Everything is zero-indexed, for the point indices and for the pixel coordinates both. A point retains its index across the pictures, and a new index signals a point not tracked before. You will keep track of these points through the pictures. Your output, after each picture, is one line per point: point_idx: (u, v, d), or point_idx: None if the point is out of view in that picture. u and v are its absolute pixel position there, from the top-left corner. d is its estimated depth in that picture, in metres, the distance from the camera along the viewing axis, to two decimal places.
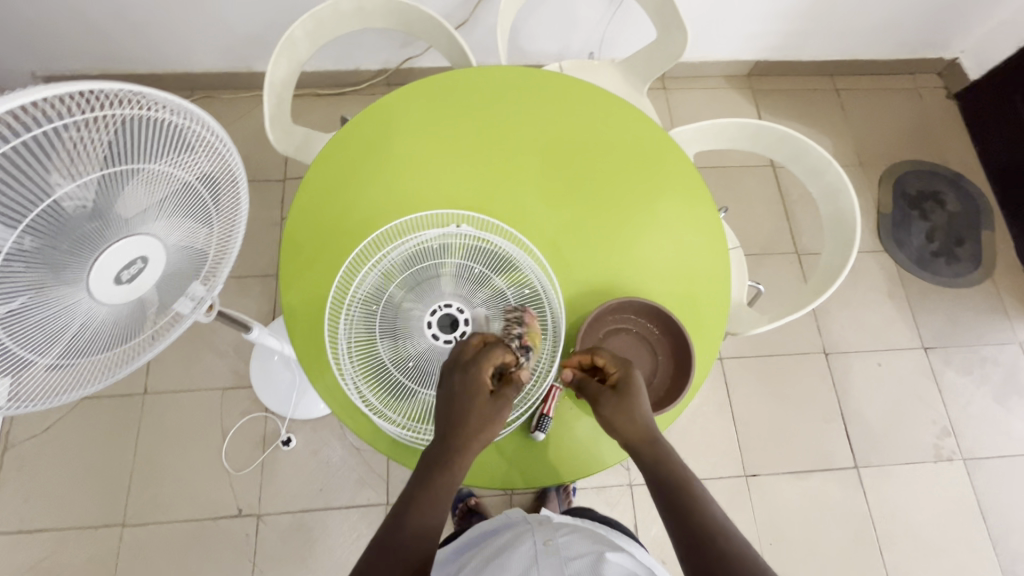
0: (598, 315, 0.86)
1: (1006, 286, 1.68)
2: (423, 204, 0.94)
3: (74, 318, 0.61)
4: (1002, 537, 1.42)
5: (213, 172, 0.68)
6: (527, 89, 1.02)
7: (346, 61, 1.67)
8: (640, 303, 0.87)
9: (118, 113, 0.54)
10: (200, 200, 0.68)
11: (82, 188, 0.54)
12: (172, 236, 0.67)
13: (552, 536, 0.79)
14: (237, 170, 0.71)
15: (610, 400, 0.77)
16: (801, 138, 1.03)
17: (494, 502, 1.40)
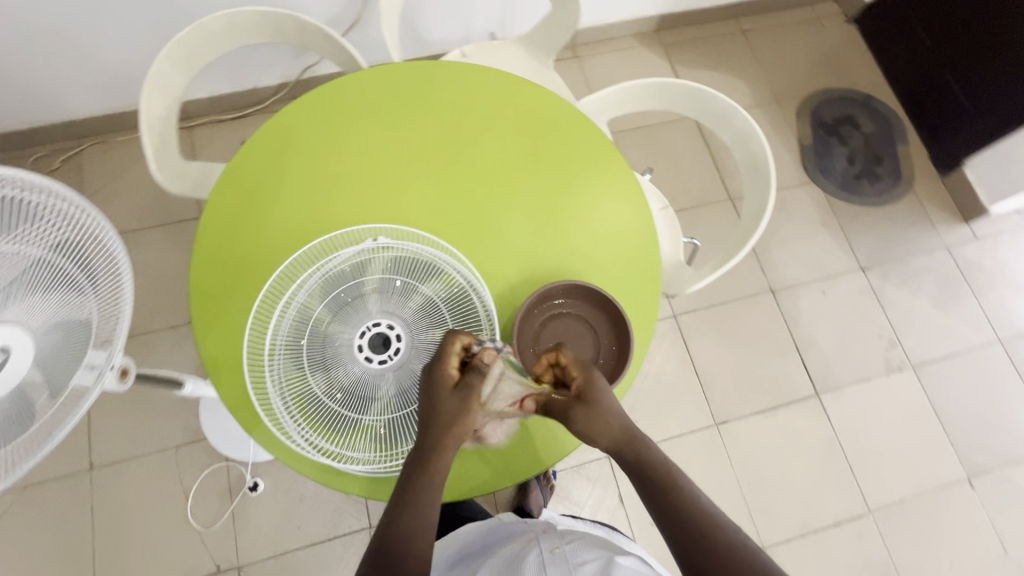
0: (532, 305, 0.85)
1: (926, 196, 1.76)
2: (335, 225, 0.90)
3: None
4: (957, 432, 1.51)
5: (72, 240, 0.63)
6: (421, 85, 0.98)
7: (242, 81, 1.58)
8: (571, 286, 0.86)
9: None
10: (65, 272, 0.62)
11: None
12: (38, 318, 0.60)
13: (560, 540, 0.79)
14: (104, 233, 0.65)
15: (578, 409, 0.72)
16: (705, 89, 1.03)
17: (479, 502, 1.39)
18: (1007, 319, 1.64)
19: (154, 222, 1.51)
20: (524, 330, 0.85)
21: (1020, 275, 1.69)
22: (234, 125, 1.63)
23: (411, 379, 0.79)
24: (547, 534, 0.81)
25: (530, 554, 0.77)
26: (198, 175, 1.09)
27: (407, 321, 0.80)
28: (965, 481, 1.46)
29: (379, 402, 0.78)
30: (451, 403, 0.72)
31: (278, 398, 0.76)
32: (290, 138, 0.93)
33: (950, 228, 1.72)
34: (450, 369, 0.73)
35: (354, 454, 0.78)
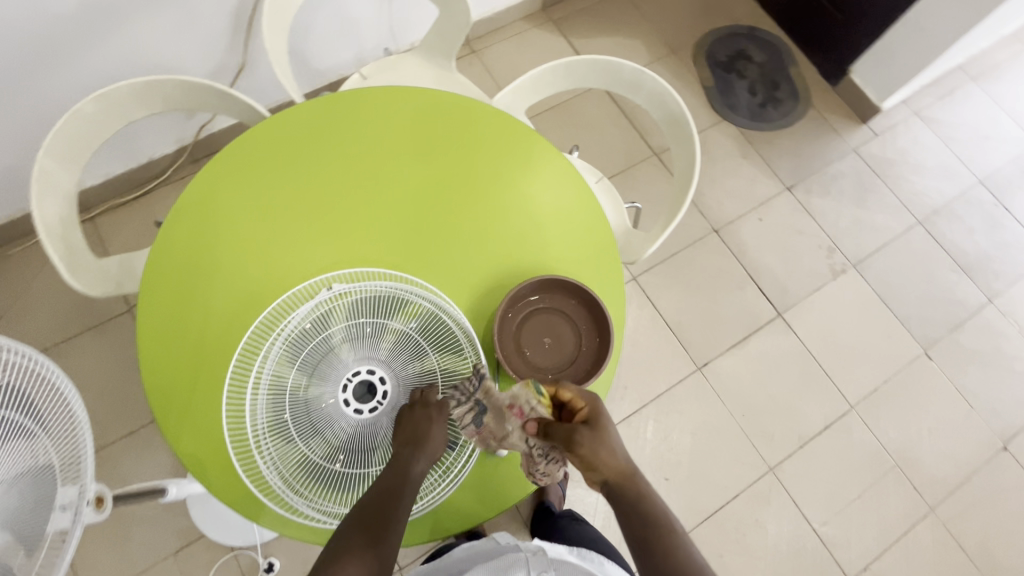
0: (513, 298, 0.86)
1: (825, 107, 1.88)
2: (283, 283, 0.86)
3: None
4: (906, 313, 1.64)
5: (7, 382, 0.56)
6: (329, 121, 0.95)
7: (136, 156, 1.47)
8: (550, 279, 0.86)
9: None
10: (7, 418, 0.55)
11: None
12: None
13: (548, 564, 0.73)
14: (37, 364, 0.59)
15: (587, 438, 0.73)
16: (610, 59, 1.04)
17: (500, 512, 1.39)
18: (920, 201, 1.78)
19: (81, 326, 1.40)
20: (506, 325, 0.86)
21: (920, 158, 1.84)
22: (141, 205, 1.54)
23: None
24: (535, 555, 0.74)
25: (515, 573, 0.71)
26: (119, 270, 1.02)
27: (387, 361, 0.78)
28: (923, 355, 1.60)
29: (380, 449, 0.77)
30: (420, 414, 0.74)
31: (276, 477, 0.73)
32: (209, 206, 0.88)
33: (852, 132, 1.85)
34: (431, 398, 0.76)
35: None
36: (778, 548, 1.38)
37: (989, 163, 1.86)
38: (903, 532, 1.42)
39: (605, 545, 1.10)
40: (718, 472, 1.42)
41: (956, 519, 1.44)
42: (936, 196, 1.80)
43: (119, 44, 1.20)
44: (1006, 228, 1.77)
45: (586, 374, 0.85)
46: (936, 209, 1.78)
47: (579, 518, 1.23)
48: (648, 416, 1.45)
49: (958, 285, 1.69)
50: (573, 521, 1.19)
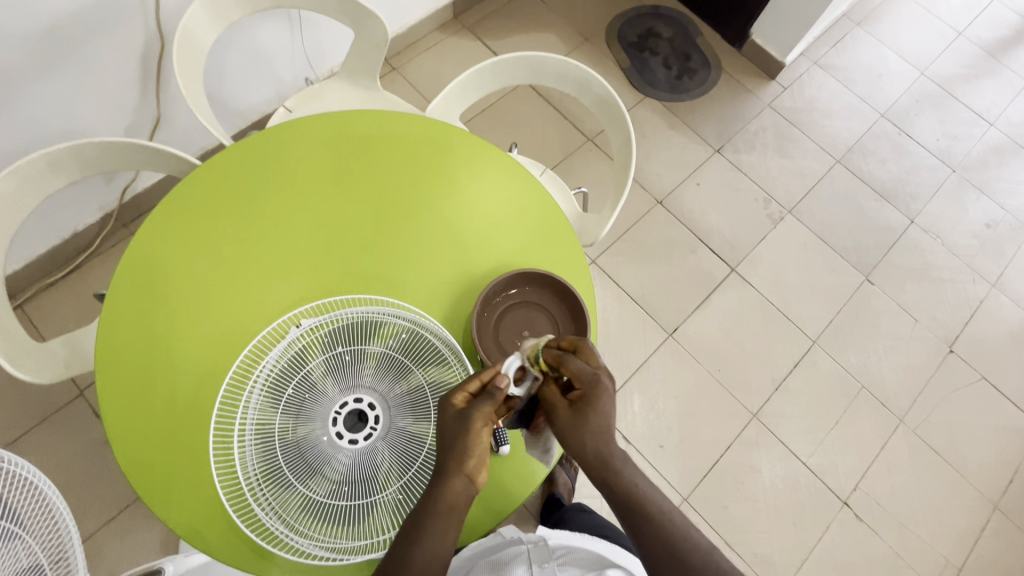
0: (505, 284, 0.89)
1: (735, 70, 1.99)
2: (250, 328, 0.83)
3: None
4: (843, 246, 1.76)
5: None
6: (261, 158, 0.93)
7: (58, 233, 1.38)
8: (540, 275, 0.89)
9: None
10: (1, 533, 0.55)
11: None
12: None
13: (550, 556, 0.78)
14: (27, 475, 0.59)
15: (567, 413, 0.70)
16: (530, 55, 1.07)
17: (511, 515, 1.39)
18: (835, 141, 1.92)
19: (31, 421, 1.30)
20: (489, 307, 0.89)
21: (827, 103, 1.98)
22: (72, 281, 1.45)
23: (404, 438, 0.75)
24: (538, 546, 0.79)
25: (518, 568, 0.76)
26: (66, 352, 0.96)
27: (374, 387, 0.77)
28: (865, 281, 1.72)
29: (384, 475, 0.74)
30: (463, 427, 0.68)
31: (280, 525, 0.71)
32: (155, 264, 0.85)
33: (763, 89, 1.97)
34: (459, 399, 0.70)
35: (384, 537, 0.73)
36: (775, 488, 1.44)
37: (886, 98, 2.02)
38: (881, 447, 1.52)
39: (610, 529, 1.10)
40: (706, 428, 1.48)
41: (924, 424, 1.56)
42: (848, 135, 1.94)
43: (18, 117, 1.12)
44: (912, 154, 1.94)
45: None
46: (850, 147, 1.92)
47: (587, 508, 1.22)
48: (633, 389, 1.49)
49: (882, 212, 1.83)
50: (578, 511, 1.18)
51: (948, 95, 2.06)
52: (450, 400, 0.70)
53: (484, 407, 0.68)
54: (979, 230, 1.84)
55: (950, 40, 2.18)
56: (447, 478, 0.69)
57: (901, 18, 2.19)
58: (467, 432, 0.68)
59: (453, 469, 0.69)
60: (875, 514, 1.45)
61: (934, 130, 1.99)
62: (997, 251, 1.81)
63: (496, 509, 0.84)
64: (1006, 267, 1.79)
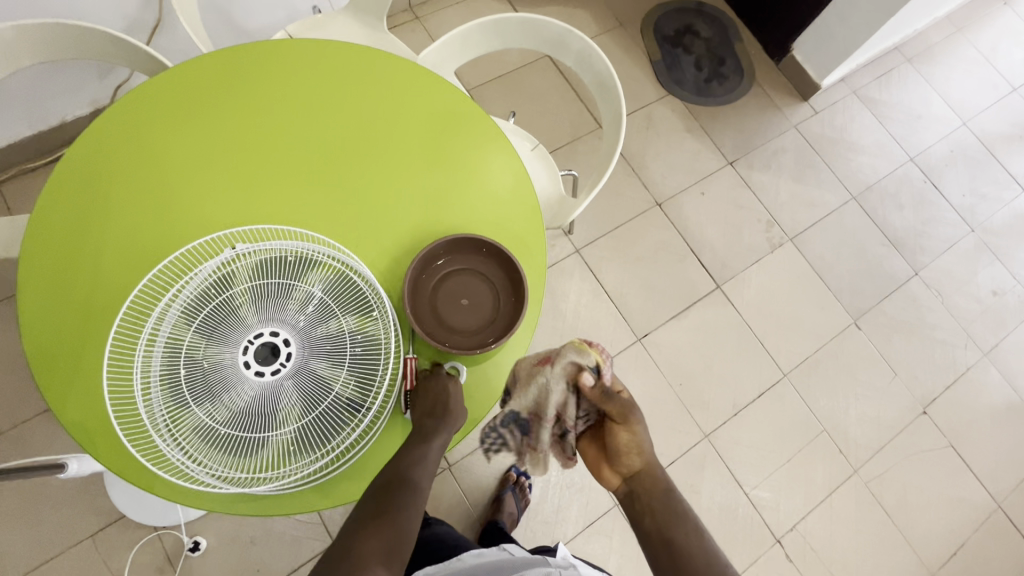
0: (450, 251, 0.85)
1: (768, 83, 1.91)
2: (185, 241, 0.81)
3: None
4: (838, 285, 1.69)
5: None
6: (236, 72, 0.89)
7: (45, 118, 1.37)
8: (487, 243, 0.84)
9: None
10: None
11: None
12: None
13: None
14: None
15: (624, 435, 0.79)
16: (535, 18, 1.01)
17: (449, 489, 1.35)
18: (856, 178, 1.84)
19: None
20: (430, 270, 0.84)
21: (857, 136, 1.90)
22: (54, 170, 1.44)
23: (312, 381, 0.74)
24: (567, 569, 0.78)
25: None
26: (7, 232, 0.93)
27: (294, 324, 0.75)
28: (853, 324, 1.66)
29: (284, 413, 0.72)
30: (441, 384, 0.79)
31: (167, 441, 0.69)
32: (103, 156, 0.82)
33: (793, 109, 1.89)
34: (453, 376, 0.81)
35: (273, 474, 0.72)
36: (710, 512, 1.41)
37: (920, 142, 1.92)
38: (828, 494, 1.48)
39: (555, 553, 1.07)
40: (656, 439, 1.44)
41: (877, 480, 1.52)
42: (870, 173, 1.85)
43: None
44: (933, 205, 1.85)
45: (488, 343, 0.82)
46: (870, 185, 1.84)
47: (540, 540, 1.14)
48: None
49: (888, 258, 1.75)
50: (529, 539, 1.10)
51: (985, 152, 1.96)
52: (449, 378, 0.80)
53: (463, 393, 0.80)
54: (984, 296, 1.76)
55: (1002, 94, 2.07)
56: (424, 442, 0.75)
57: (956, 63, 2.07)
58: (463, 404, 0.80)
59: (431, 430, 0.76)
60: (806, 557, 1.42)
61: (962, 185, 1.90)
62: (998, 320, 1.74)
63: None
64: (1003, 340, 1.72)
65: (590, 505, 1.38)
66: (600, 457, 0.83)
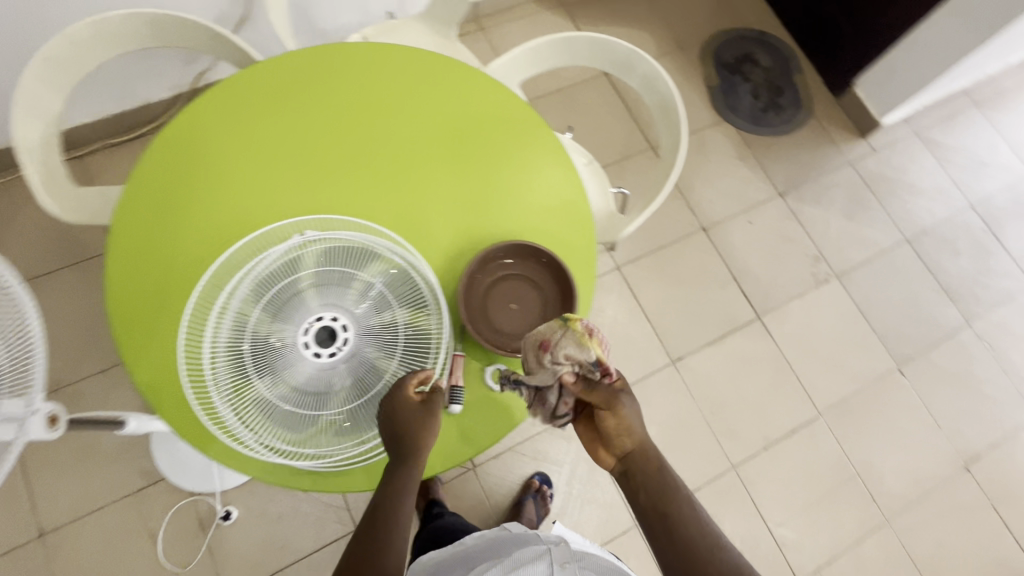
0: (505, 257, 0.87)
1: (826, 117, 1.89)
2: (258, 224, 0.86)
3: None
4: (884, 328, 1.65)
5: None
6: (318, 70, 0.95)
7: (131, 99, 1.47)
8: (543, 252, 0.86)
9: None
10: None
11: None
12: None
13: None
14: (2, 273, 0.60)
15: (612, 421, 0.74)
16: (604, 39, 1.04)
17: (471, 490, 1.37)
18: (910, 219, 1.79)
19: (61, 262, 1.40)
20: (485, 272, 0.87)
21: (915, 178, 1.85)
22: (132, 146, 1.53)
23: (365, 367, 0.77)
24: None
25: None
26: (98, 201, 1.00)
27: (352, 310, 0.79)
28: (895, 370, 1.61)
29: (337, 395, 0.76)
30: (398, 403, 0.73)
31: (229, 409, 0.74)
32: (191, 139, 0.88)
33: (850, 144, 1.86)
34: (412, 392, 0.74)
35: (321, 451, 0.76)
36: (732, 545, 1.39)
37: (982, 189, 1.86)
38: (857, 541, 1.43)
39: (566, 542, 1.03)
40: (681, 464, 1.43)
41: (910, 533, 1.46)
42: (926, 216, 1.80)
43: None
44: (991, 254, 1.78)
45: None
46: (925, 229, 1.79)
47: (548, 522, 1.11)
48: None
49: (939, 305, 1.70)
50: None
51: None
52: (408, 396, 0.74)
53: (430, 410, 0.75)
54: None
55: None
56: (405, 467, 0.75)
57: None
58: (428, 418, 0.75)
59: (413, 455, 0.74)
60: None
61: None
62: None
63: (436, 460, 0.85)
64: None
65: (609, 522, 1.38)
66: (592, 437, 0.78)
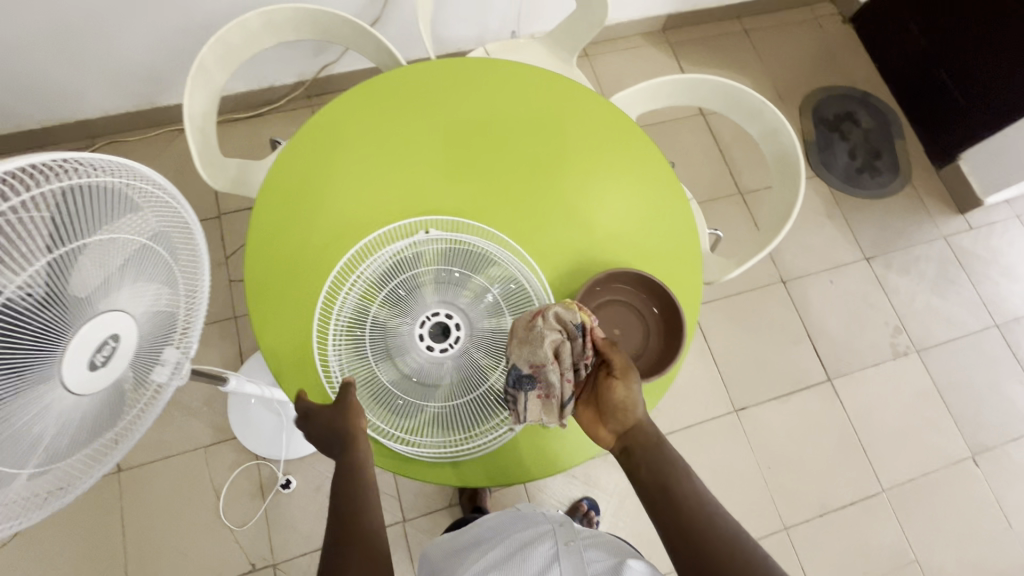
0: (621, 281, 0.89)
1: (923, 187, 1.84)
2: (386, 218, 0.91)
3: (55, 419, 0.51)
4: (961, 412, 1.58)
5: (165, 228, 0.58)
6: (456, 81, 1.00)
7: (260, 81, 1.58)
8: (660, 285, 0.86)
9: (61, 185, 0.47)
10: (157, 257, 0.58)
11: (33, 276, 0.45)
12: (140, 304, 0.57)
13: (576, 535, 0.73)
14: (191, 220, 0.62)
15: (622, 389, 0.76)
16: (733, 86, 1.06)
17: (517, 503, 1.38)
18: (1002, 305, 1.72)
19: None
20: (601, 291, 0.89)
21: (1012, 262, 1.78)
22: (251, 123, 1.64)
23: (472, 368, 0.80)
24: (563, 527, 0.73)
25: (542, 544, 0.71)
26: (236, 171, 1.08)
27: (465, 310, 0.82)
28: (970, 459, 1.53)
29: (443, 390, 0.80)
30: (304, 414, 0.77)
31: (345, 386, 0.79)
32: (335, 129, 0.95)
33: (946, 218, 1.80)
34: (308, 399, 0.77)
35: (421, 439, 0.80)
36: None
37: None
38: None
39: None
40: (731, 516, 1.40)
41: None
42: (1020, 304, 1.73)
43: None
44: None
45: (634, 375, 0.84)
46: (1017, 317, 1.71)
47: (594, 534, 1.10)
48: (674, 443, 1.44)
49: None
50: None
51: None
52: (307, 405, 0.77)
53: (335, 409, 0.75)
54: None
55: None
56: (345, 466, 0.75)
57: None
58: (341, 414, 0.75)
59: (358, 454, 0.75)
60: None
61: None
62: None
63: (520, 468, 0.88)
64: None
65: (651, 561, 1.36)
66: (593, 417, 0.80)
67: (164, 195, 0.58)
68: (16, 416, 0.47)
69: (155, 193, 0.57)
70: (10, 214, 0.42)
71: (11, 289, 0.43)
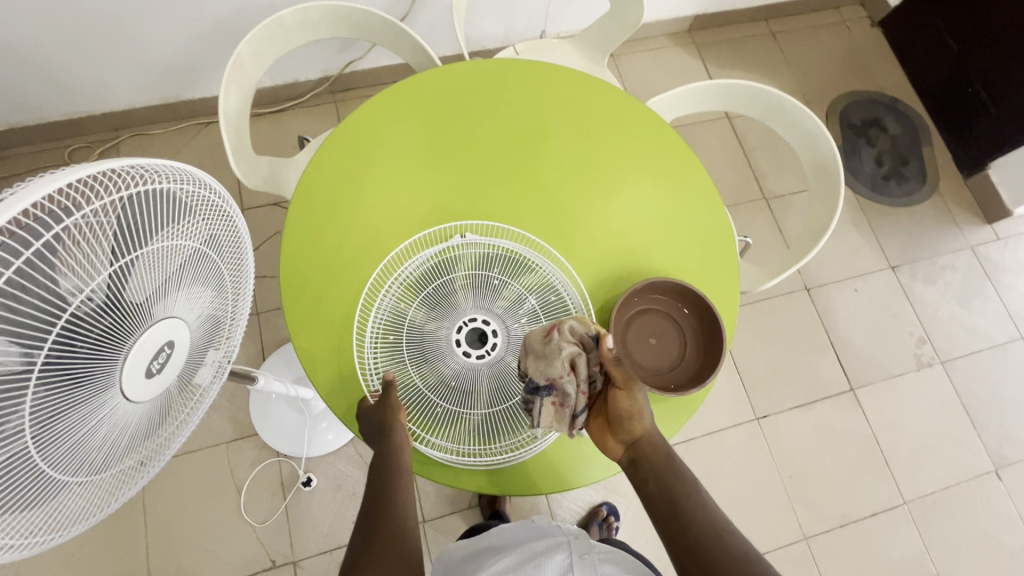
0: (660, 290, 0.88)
1: (950, 196, 1.81)
2: (422, 222, 0.90)
3: (112, 426, 0.53)
4: (985, 425, 1.56)
5: (217, 233, 0.59)
6: (493, 83, 0.98)
7: (285, 77, 1.58)
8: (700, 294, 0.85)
9: (127, 195, 0.46)
10: (210, 263, 0.59)
11: (101, 290, 0.46)
12: (193, 310, 0.58)
13: (590, 549, 0.71)
14: (240, 227, 0.62)
15: (627, 399, 0.75)
16: (773, 93, 1.04)
17: (536, 506, 1.37)
18: None
19: None
20: (641, 298, 0.88)
21: None
22: (275, 118, 1.63)
23: (509, 375, 0.79)
24: (578, 539, 0.72)
25: (556, 554, 0.69)
26: (268, 169, 1.08)
27: (502, 316, 0.81)
28: (992, 472, 1.52)
29: (479, 396, 0.79)
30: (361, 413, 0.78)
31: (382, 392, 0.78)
32: (371, 131, 0.93)
33: (973, 228, 1.78)
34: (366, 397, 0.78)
35: (456, 446, 0.79)
36: None
37: None
38: None
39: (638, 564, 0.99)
40: (751, 524, 1.39)
41: None
42: None
43: None
44: None
45: (671, 385, 0.82)
46: None
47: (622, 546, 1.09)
48: (695, 450, 1.44)
49: None
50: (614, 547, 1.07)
51: None
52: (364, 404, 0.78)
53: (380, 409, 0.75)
54: None
55: None
56: (380, 469, 0.73)
57: None
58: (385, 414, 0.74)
59: (394, 444, 0.73)
60: None
61: None
62: None
63: (552, 477, 0.86)
64: None
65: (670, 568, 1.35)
66: (602, 426, 0.78)
67: (219, 200, 0.58)
68: (83, 424, 0.49)
69: (211, 199, 0.57)
70: (77, 224, 0.43)
71: (78, 298, 0.44)
